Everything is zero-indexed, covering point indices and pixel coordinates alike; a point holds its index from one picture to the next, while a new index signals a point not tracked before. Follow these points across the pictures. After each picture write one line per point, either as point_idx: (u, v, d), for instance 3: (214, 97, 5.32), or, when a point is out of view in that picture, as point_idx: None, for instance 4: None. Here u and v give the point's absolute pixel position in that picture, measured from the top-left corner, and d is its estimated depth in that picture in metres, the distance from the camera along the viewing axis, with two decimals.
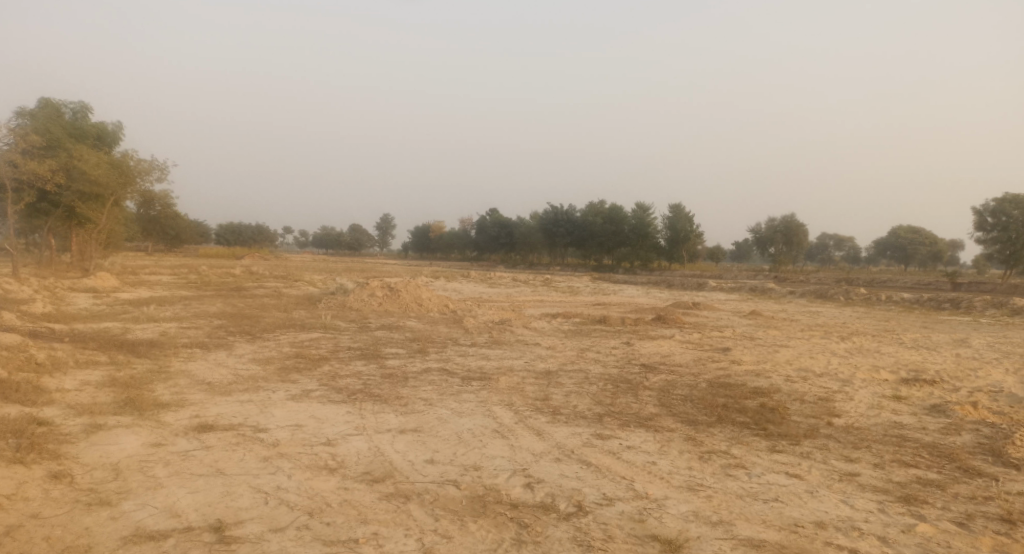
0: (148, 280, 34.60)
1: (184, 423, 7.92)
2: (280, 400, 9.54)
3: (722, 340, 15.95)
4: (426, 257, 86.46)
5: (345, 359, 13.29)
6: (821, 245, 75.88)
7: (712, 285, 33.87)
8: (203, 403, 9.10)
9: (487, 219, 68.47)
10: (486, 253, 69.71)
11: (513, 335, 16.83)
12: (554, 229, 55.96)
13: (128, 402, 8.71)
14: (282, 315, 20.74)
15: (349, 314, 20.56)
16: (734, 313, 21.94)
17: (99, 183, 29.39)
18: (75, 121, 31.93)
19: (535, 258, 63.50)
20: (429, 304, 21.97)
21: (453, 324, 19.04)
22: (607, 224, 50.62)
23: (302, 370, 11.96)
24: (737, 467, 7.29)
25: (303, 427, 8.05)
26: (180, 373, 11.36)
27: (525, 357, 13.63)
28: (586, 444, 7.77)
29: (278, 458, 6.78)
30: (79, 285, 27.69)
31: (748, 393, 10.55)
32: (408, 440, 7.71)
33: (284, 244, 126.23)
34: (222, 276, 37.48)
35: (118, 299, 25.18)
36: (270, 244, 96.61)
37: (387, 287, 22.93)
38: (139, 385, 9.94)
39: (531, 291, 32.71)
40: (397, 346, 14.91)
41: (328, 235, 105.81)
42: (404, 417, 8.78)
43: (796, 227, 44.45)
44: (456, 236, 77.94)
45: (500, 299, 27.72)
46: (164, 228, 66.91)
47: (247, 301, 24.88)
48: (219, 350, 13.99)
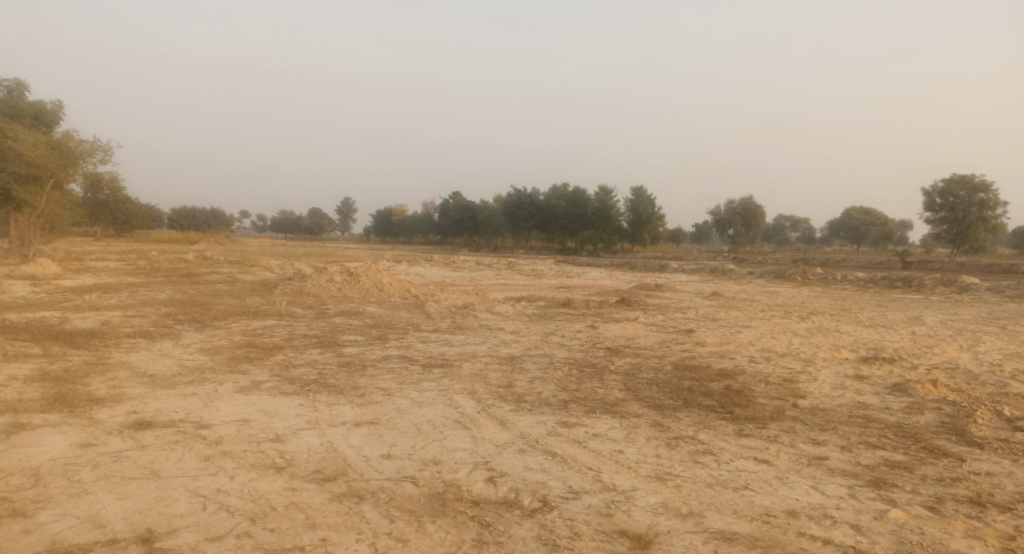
0: (95, 267, 33.19)
1: (119, 421, 7.36)
2: (228, 392, 9.00)
3: (686, 321, 15.83)
4: (387, 241, 85.19)
5: (300, 347, 12.74)
6: (778, 226, 77.04)
7: (674, 266, 33.94)
8: (143, 398, 8.53)
9: (449, 203, 67.62)
10: (449, 237, 68.98)
11: (475, 320, 16.42)
12: (517, 212, 55.52)
13: (59, 399, 8.10)
14: (236, 301, 19.96)
15: (307, 300, 19.88)
16: (696, 294, 21.92)
17: (35, 163, 28.07)
18: (10, 100, 30.70)
19: (498, 242, 63.01)
20: (390, 289, 21.40)
21: (414, 309, 18.54)
22: (570, 207, 50.40)
23: (253, 360, 11.39)
24: (705, 453, 7.06)
25: (250, 422, 7.56)
26: (121, 365, 10.70)
27: (488, 342, 13.26)
28: (551, 433, 7.44)
29: (220, 457, 6.29)
30: (18, 273, 26.35)
31: (713, 375, 10.37)
32: (364, 433, 7.28)
33: (242, 229, 123.29)
34: (174, 262, 36.16)
35: (60, 287, 24.02)
36: (227, 229, 94.10)
37: (346, 272, 22.27)
38: (74, 380, 9.30)
39: (495, 274, 32.28)
40: (356, 333, 14.41)
41: (286, 220, 103.58)
42: (360, 408, 8.33)
43: (755, 208, 44.85)
44: (417, 220, 76.97)
45: (462, 284, 27.24)
46: (113, 212, 64.49)
47: (199, 288, 23.95)
48: (165, 340, 13.31)
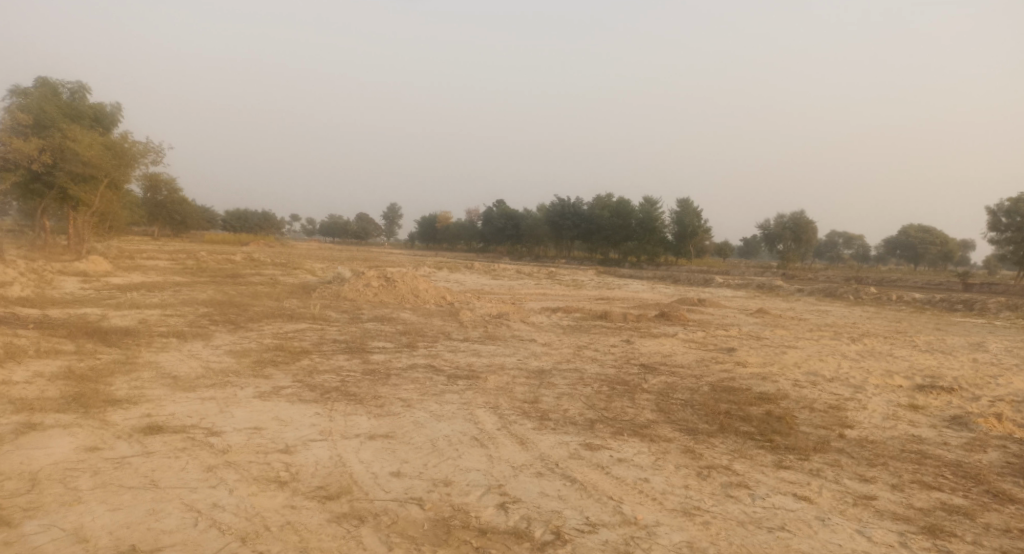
0: (145, 264, 34.04)
1: (130, 424, 7.22)
2: (246, 397, 8.81)
3: (727, 340, 15.14)
4: (431, 247, 85.57)
5: (328, 352, 12.55)
6: (830, 242, 74.73)
7: (719, 281, 32.97)
8: (160, 400, 8.42)
9: (493, 211, 67.54)
10: (492, 245, 68.90)
11: (508, 330, 16.03)
12: (560, 222, 55.07)
13: (76, 399, 8.05)
14: (273, 303, 20.04)
15: (342, 304, 19.82)
16: (740, 311, 21.11)
17: (91, 164, 29.03)
18: (71, 101, 31.88)
19: (541, 252, 62.56)
20: (426, 296, 21.20)
21: (448, 317, 18.25)
22: (614, 218, 49.69)
23: (278, 364, 11.23)
24: (739, 486, 6.51)
25: (262, 430, 7.32)
26: (147, 366, 10.68)
27: (518, 354, 12.85)
28: (573, 456, 6.97)
29: (223, 468, 6.04)
30: (71, 269, 27.11)
31: (753, 399, 9.74)
32: (376, 447, 6.95)
33: (291, 231, 125.71)
34: (221, 262, 36.81)
35: (108, 284, 24.58)
36: (277, 231, 96.01)
37: (383, 277, 22.16)
38: (96, 380, 9.28)
39: (534, 283, 31.84)
40: (386, 339, 14.17)
41: (335, 224, 105.21)
42: (377, 420, 8.01)
43: (806, 224, 43.42)
44: (462, 227, 77.14)
45: (501, 292, 26.87)
46: (170, 213, 66.45)
47: (240, 289, 24.18)
48: (196, 341, 13.33)
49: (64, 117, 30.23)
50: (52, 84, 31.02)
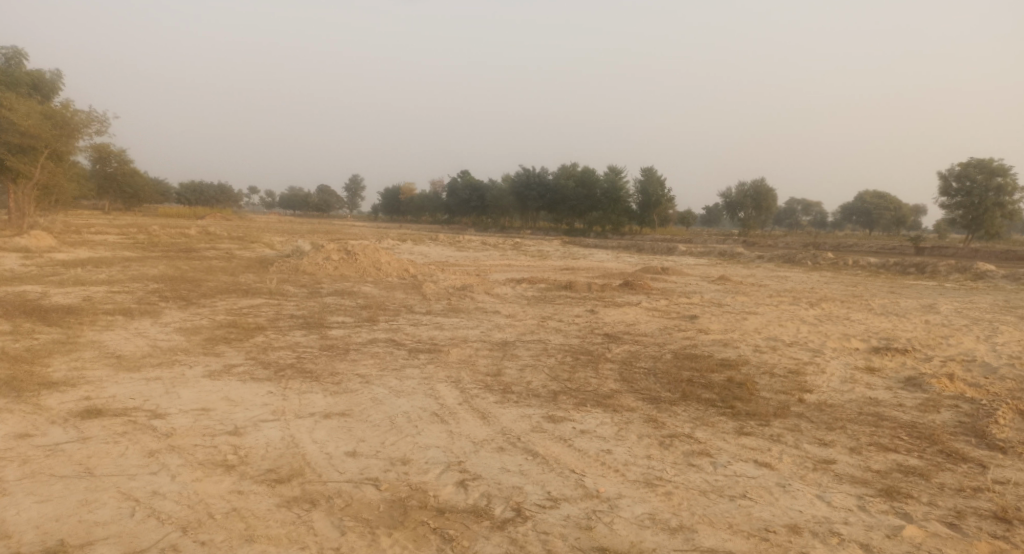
0: (94, 240, 32.79)
1: (67, 409, 6.85)
2: (194, 377, 8.45)
3: (690, 307, 15.17)
4: (395, 219, 84.48)
5: (284, 327, 12.18)
6: (790, 209, 75.93)
7: (682, 249, 33.16)
8: (102, 382, 8.03)
9: (457, 182, 66.84)
10: (456, 216, 68.28)
11: (471, 302, 15.80)
12: (525, 192, 54.75)
13: (9, 384, 7.64)
14: (229, 278, 19.44)
15: (302, 279, 19.34)
16: (703, 278, 21.21)
17: (30, 133, 27.69)
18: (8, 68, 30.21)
19: (506, 223, 62.20)
20: (388, 268, 20.81)
21: (410, 289, 17.93)
22: (579, 187, 49.53)
23: (231, 341, 10.84)
24: (701, 454, 6.44)
25: (210, 411, 7.00)
26: (90, 346, 10.21)
27: (481, 326, 12.66)
28: (536, 429, 6.81)
29: (165, 452, 5.74)
30: (13, 245, 25.94)
31: (715, 366, 9.72)
32: (331, 425, 6.70)
33: (250, 204, 122.76)
34: (176, 237, 35.68)
35: (53, 260, 23.60)
36: (235, 205, 93.61)
37: (344, 250, 21.67)
38: (33, 363, 8.84)
39: (499, 254, 31.59)
40: (345, 314, 13.82)
41: (295, 196, 103.03)
42: (333, 397, 7.75)
43: (767, 192, 43.89)
44: (425, 198, 76.27)
45: (465, 264, 26.57)
46: (122, 187, 64.14)
47: (195, 264, 23.44)
48: (145, 318, 12.83)
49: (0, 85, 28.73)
50: None
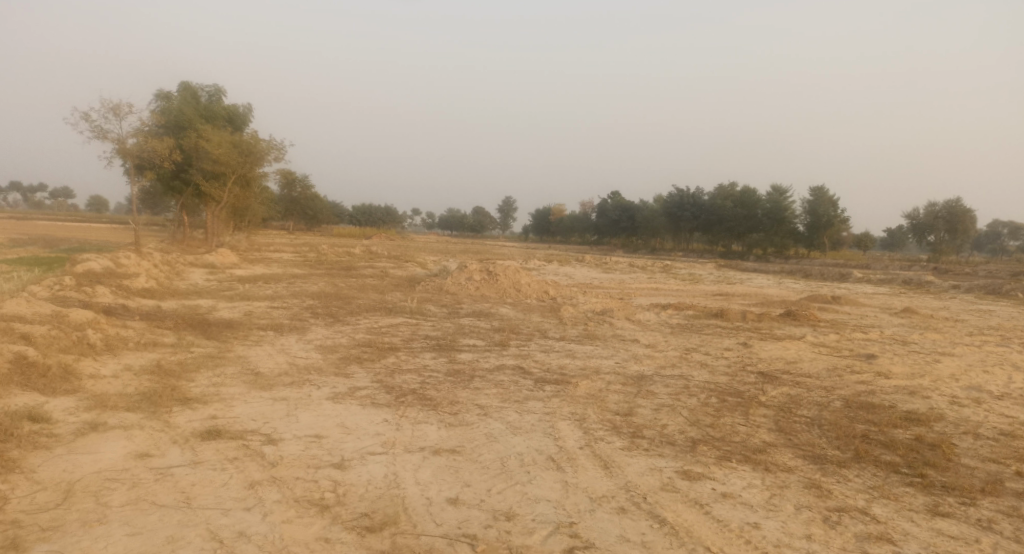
0: (270, 257, 35.71)
1: (191, 428, 6.89)
2: (317, 399, 8.34)
3: (865, 344, 13.19)
4: (545, 240, 84.98)
5: (416, 349, 11.99)
6: (993, 233, 66.92)
7: (857, 276, 29.87)
8: (232, 401, 8.14)
9: (608, 203, 65.89)
10: (607, 237, 67.34)
11: (610, 329, 14.88)
12: (678, 213, 52.84)
13: (150, 398, 7.95)
14: (376, 296, 19.99)
15: (443, 299, 19.43)
16: (882, 310, 18.68)
17: (220, 161, 30.58)
18: (209, 103, 33.76)
19: (657, 244, 60.21)
20: (528, 290, 20.41)
21: (549, 313, 17.35)
22: (738, 208, 46.88)
23: (362, 362, 10.78)
24: (879, 540, 5.13)
25: (320, 439, 6.73)
26: (234, 361, 10.58)
27: (617, 356, 11.72)
28: (667, 487, 5.82)
29: (266, 484, 5.47)
30: (202, 261, 28.71)
31: (897, 420, 8.09)
32: (438, 464, 6.15)
33: (413, 225, 129.43)
34: (340, 255, 37.97)
35: (232, 276, 25.76)
36: (399, 226, 99.03)
37: (486, 270, 21.59)
38: (179, 377, 9.24)
39: (648, 278, 30.21)
40: (478, 337, 13.46)
41: (454, 217, 107.22)
42: (448, 431, 7.23)
43: (962, 213, 38.68)
44: (577, 219, 75.99)
45: (610, 287, 25.57)
46: (303, 209, 69.95)
47: (350, 281, 24.52)
48: (291, 334, 13.29)
49: (201, 119, 32.08)
50: (191, 88, 33.02)
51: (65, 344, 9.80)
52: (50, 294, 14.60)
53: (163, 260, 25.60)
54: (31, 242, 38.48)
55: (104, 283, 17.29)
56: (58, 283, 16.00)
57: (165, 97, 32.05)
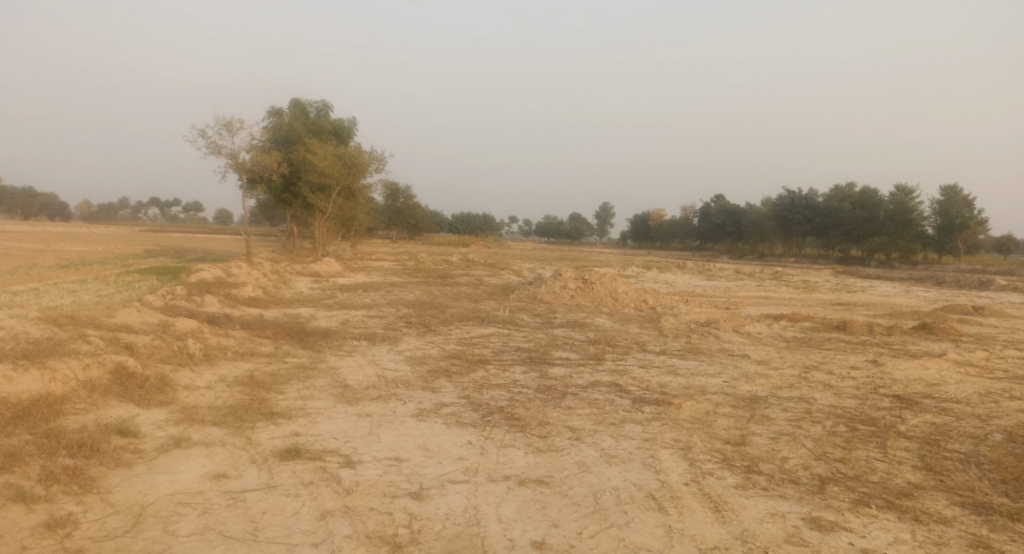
0: (372, 266, 36.51)
1: (273, 447, 6.67)
2: (401, 416, 7.98)
3: (1019, 363, 11.48)
4: (645, 246, 83.01)
5: (506, 362, 11.48)
6: None
7: (1000, 283, 26.88)
8: (316, 416, 7.91)
9: (711, 207, 63.46)
10: (711, 243, 64.83)
11: (716, 342, 13.80)
12: (789, 217, 49.99)
13: (237, 412, 7.83)
14: (470, 305, 19.74)
15: (537, 308, 18.90)
16: None
17: (325, 174, 31.30)
18: (317, 119, 34.91)
19: (765, 249, 57.19)
20: (626, 299, 19.54)
21: (648, 323, 16.43)
22: (857, 210, 43.79)
23: (450, 375, 10.38)
24: None
25: (400, 462, 6.33)
26: (324, 372, 10.44)
27: (725, 374, 10.73)
28: (790, 539, 5.00)
29: (338, 516, 5.08)
30: (307, 270, 29.62)
31: None
32: (524, 498, 5.58)
33: (511, 233, 130.13)
34: (438, 264, 38.32)
35: (334, 284, 26.40)
36: (497, 234, 99.76)
37: (582, 278, 20.88)
38: (269, 389, 9.15)
39: (756, 286, 28.42)
40: (572, 349, 12.80)
41: (551, 224, 106.94)
42: (538, 457, 6.64)
43: None
44: (679, 224, 73.73)
45: (715, 295, 24.18)
46: (406, 219, 71.84)
47: (446, 290, 24.47)
48: (382, 344, 13.12)
49: (309, 133, 33.28)
50: (301, 104, 34.45)
51: (166, 354, 9.93)
52: (162, 304, 15.19)
53: (271, 269, 26.59)
54: (159, 253, 41.26)
55: (213, 292, 17.91)
56: (171, 292, 16.69)
57: (277, 113, 33.58)
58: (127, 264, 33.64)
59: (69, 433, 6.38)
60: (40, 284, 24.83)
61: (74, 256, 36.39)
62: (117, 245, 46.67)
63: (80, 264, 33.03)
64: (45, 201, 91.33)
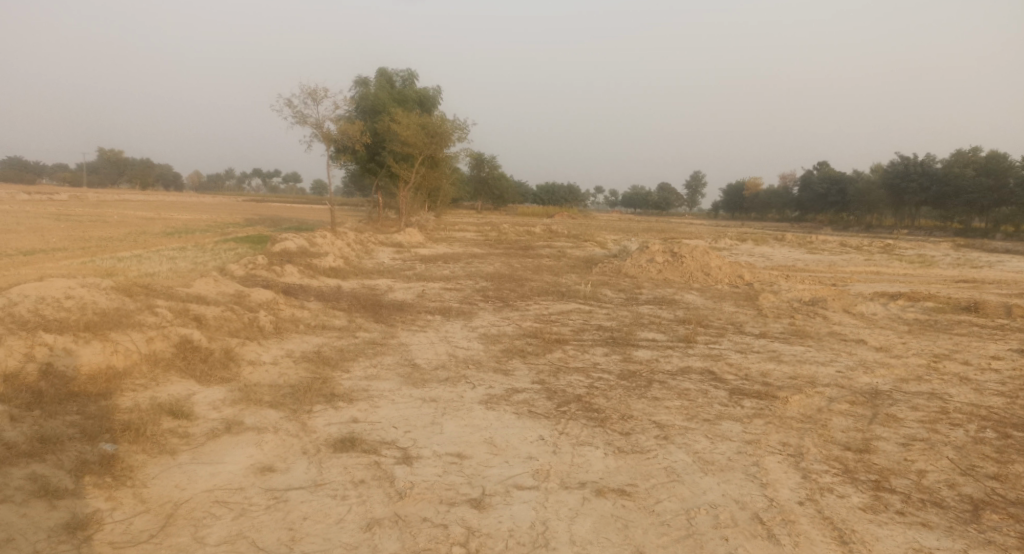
0: (455, 236, 36.23)
1: (328, 435, 6.12)
2: (468, 403, 7.29)
3: None
4: (738, 217, 79.45)
5: (587, 343, 10.61)
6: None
7: None
8: (379, 399, 7.34)
9: (813, 175, 59.65)
10: (811, 213, 61.08)
11: (824, 325, 12.42)
12: (901, 185, 46.09)
13: (297, 392, 7.35)
14: (551, 278, 18.90)
15: (622, 282, 17.82)
16: None
17: (408, 143, 30.81)
18: (403, 88, 34.60)
19: (873, 220, 53.20)
20: (719, 274, 18.19)
21: (744, 301, 15.11)
22: (981, 177, 39.86)
23: (526, 356, 9.62)
24: None
25: (463, 460, 5.64)
26: (394, 349, 9.91)
27: (837, 364, 9.48)
28: None
29: (386, 526, 4.47)
30: (391, 241, 29.58)
31: None
32: (602, 512, 4.79)
33: (595, 203, 127.86)
34: (520, 235, 37.59)
35: (416, 255, 26.19)
36: (582, 205, 97.96)
37: (670, 251, 19.62)
38: (335, 366, 8.67)
39: (865, 260, 26.05)
40: (660, 329, 11.77)
41: (638, 195, 104.12)
42: (620, 458, 5.82)
43: None
44: (775, 193, 69.85)
45: (819, 271, 22.31)
46: (490, 189, 71.48)
47: (527, 262, 23.70)
48: (457, 319, 12.53)
49: (393, 103, 33.04)
50: (387, 74, 34.28)
51: (235, 326, 9.62)
52: (243, 273, 15.16)
53: (356, 239, 26.64)
54: (256, 221, 42.57)
55: (293, 262, 17.84)
56: (253, 261, 16.71)
57: (362, 83, 33.55)
58: (224, 232, 34.77)
59: (119, 413, 6.04)
60: (143, 250, 25.90)
61: (179, 224, 38.05)
62: (218, 214, 48.51)
63: (183, 232, 34.39)
64: (159, 172, 96.96)
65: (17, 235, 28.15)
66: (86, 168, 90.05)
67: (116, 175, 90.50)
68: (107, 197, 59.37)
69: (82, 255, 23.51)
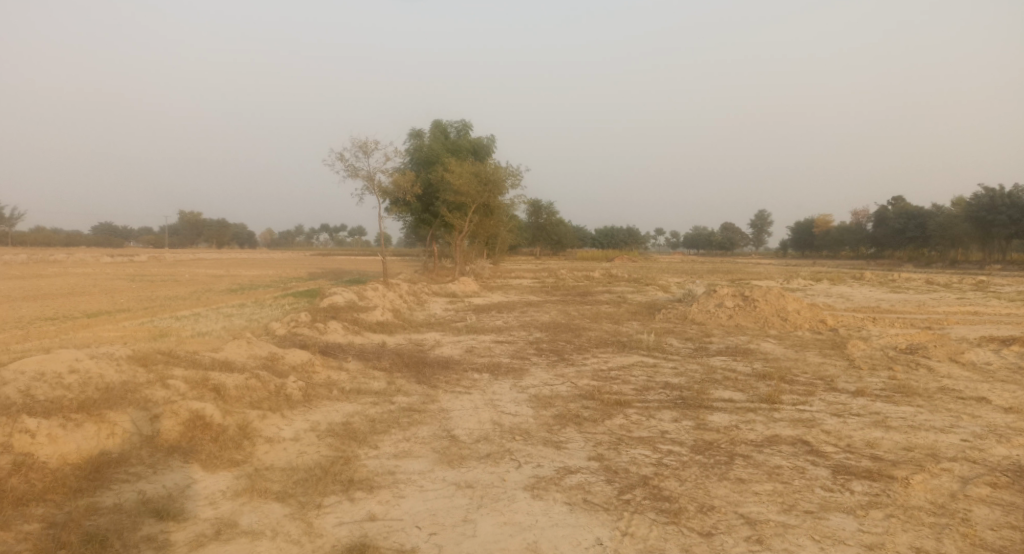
0: (512, 284, 35.33)
1: (336, 540, 5.00)
2: (511, 490, 6.05)
3: None
4: (808, 256, 76.08)
5: (654, 405, 9.20)
6: None
7: None
8: (404, 486, 6.17)
9: (887, 210, 56.48)
10: (888, 249, 57.67)
11: (931, 377, 10.65)
12: (987, 218, 42.80)
13: (310, 479, 6.27)
14: (611, 327, 17.54)
15: (689, 330, 16.34)
16: None
17: (461, 192, 30.19)
18: (458, 138, 34.37)
19: (958, 255, 49.66)
20: (797, 319, 16.48)
21: (829, 350, 13.41)
22: None
23: (582, 424, 8.30)
24: None
25: None
26: (432, 417, 8.77)
27: (962, 431, 7.78)
28: None
29: None
30: (445, 290, 28.82)
31: None
32: None
33: (656, 245, 125.42)
34: (579, 280, 36.38)
35: (470, 305, 25.31)
36: (642, 248, 95.93)
37: (740, 294, 18.01)
38: (361, 442, 7.57)
39: (958, 299, 23.68)
40: (738, 386, 10.26)
41: (700, 236, 101.57)
42: None
43: None
44: (847, 230, 66.57)
45: (909, 312, 20.19)
46: (549, 235, 70.69)
47: (585, 309, 22.41)
48: (506, 378, 11.34)
49: (447, 152, 32.78)
50: (441, 124, 34.14)
51: (258, 396, 8.66)
52: (284, 332, 14.42)
53: (409, 290, 26.02)
54: (317, 275, 42.83)
55: (339, 318, 17.08)
56: (297, 318, 16.00)
57: (417, 134, 33.48)
58: (284, 287, 34.84)
59: (90, 519, 5.07)
60: (201, 308, 25.92)
61: (244, 281, 38.41)
62: (282, 268, 49.08)
63: (245, 287, 34.62)
64: (234, 231, 100.77)
65: (87, 297, 28.78)
66: (168, 230, 94.41)
67: (195, 235, 94.40)
68: (184, 256, 61.38)
69: (141, 315, 23.53)
